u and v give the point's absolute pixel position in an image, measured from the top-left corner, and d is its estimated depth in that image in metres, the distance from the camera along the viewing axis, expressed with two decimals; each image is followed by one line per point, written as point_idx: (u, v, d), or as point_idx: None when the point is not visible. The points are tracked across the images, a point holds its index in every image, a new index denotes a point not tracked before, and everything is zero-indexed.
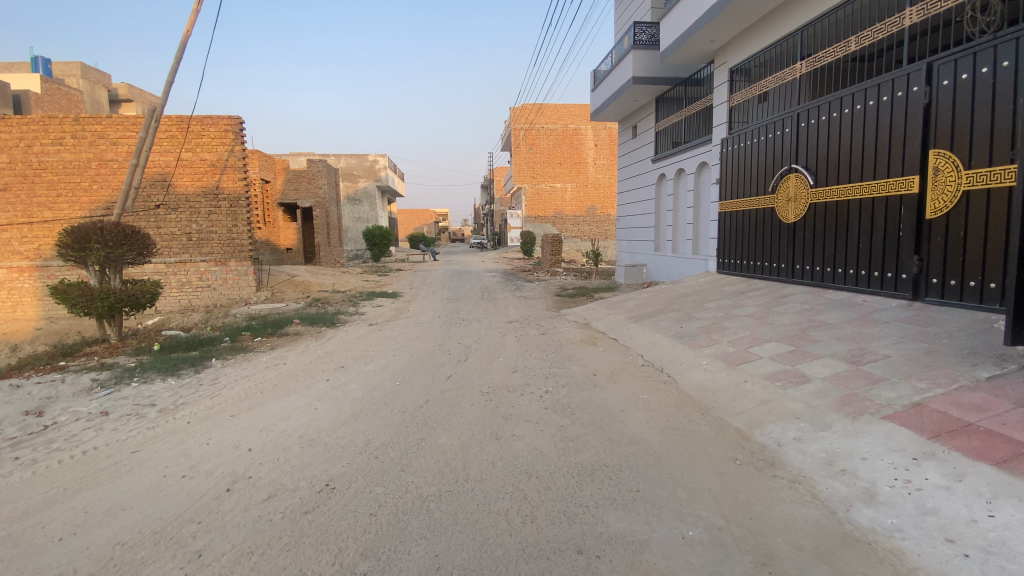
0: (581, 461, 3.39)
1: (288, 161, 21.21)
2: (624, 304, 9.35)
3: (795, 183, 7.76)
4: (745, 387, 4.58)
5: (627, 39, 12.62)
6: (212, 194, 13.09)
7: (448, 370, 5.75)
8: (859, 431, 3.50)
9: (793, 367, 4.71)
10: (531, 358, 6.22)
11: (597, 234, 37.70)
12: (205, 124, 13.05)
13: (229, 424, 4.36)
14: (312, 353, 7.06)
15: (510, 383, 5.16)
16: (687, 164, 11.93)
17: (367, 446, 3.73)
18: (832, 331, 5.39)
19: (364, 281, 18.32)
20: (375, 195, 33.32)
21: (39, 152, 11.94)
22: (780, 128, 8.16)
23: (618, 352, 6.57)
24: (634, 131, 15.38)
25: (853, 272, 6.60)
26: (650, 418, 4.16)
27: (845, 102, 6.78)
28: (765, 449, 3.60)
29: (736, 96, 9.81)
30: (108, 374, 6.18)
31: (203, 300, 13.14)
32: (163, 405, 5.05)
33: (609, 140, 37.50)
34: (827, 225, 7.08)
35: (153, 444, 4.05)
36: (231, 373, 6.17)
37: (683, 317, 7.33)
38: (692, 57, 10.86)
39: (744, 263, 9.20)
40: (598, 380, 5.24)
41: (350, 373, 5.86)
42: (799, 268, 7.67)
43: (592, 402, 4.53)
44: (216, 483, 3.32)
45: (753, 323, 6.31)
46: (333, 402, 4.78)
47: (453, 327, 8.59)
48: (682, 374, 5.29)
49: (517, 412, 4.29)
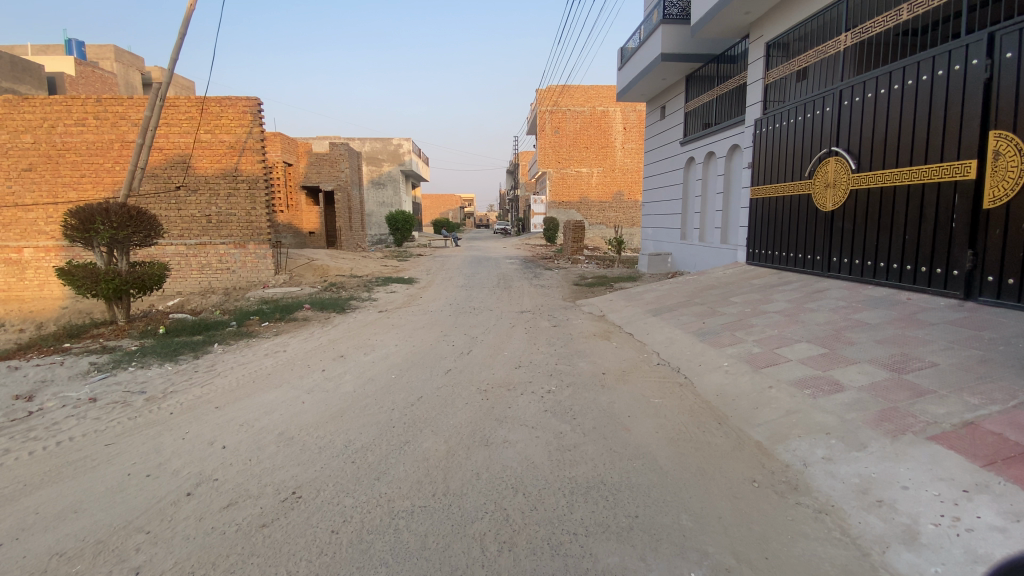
0: (573, 476, 3.02)
1: (310, 144, 21.17)
2: (644, 296, 8.86)
3: (835, 168, 7.07)
4: (769, 394, 4.11)
5: (656, 13, 11.92)
6: (230, 176, 13.03)
7: (448, 364, 5.43)
8: (901, 454, 3.01)
9: (825, 373, 4.21)
10: (537, 352, 5.86)
11: (623, 221, 36.77)
12: (224, 105, 12.96)
13: (211, 417, 4.15)
14: (314, 340, 6.85)
15: (511, 381, 4.80)
16: (718, 147, 11.22)
17: (346, 448, 3.44)
18: (871, 333, 4.83)
19: (383, 266, 18.17)
20: (400, 179, 33.17)
21: (63, 133, 12.05)
22: (820, 107, 7.45)
23: (632, 348, 6.13)
24: (662, 112, 14.63)
25: (896, 267, 5.99)
26: (659, 426, 3.76)
27: (894, 77, 6.06)
28: (788, 469, 3.16)
29: (772, 73, 9.06)
30: (107, 357, 6.10)
31: (223, 282, 13.15)
32: (152, 393, 4.90)
33: (638, 123, 36.42)
34: (869, 214, 6.41)
35: (128, 438, 3.86)
36: (229, 360, 6.00)
37: (705, 312, 6.82)
38: (725, 31, 10.10)
39: (776, 254, 8.56)
40: (606, 380, 4.84)
41: (347, 363, 5.60)
42: (835, 260, 7.03)
43: (596, 406, 4.14)
44: (178, 485, 3.09)
45: (782, 320, 5.77)
46: (321, 396, 4.52)
47: (462, 316, 8.26)
48: (699, 377, 4.83)
49: (512, 415, 3.93)
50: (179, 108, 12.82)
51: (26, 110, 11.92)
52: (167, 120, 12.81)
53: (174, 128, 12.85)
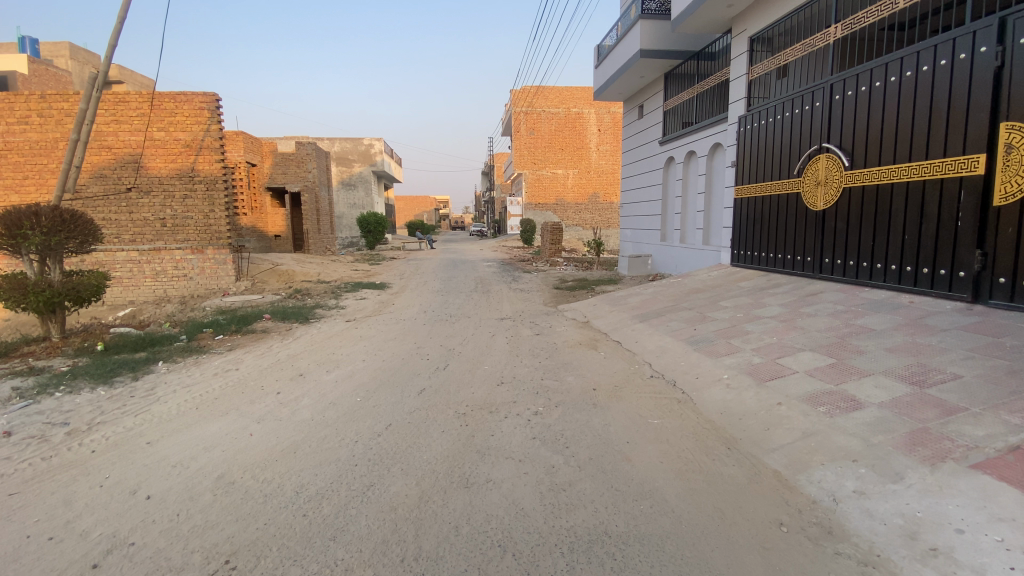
0: (572, 528, 2.52)
1: (275, 144, 20.21)
2: (628, 301, 8.44)
3: (826, 165, 6.79)
4: (779, 412, 3.69)
5: (634, 9, 11.58)
6: (187, 176, 12.15)
7: (422, 382, 4.86)
8: (945, 487, 2.62)
9: (838, 389, 3.82)
10: (520, 366, 5.36)
11: (599, 222, 36.59)
12: (179, 101, 12.07)
13: (139, 457, 3.49)
14: (273, 356, 6.19)
15: (492, 402, 4.27)
16: (699, 146, 10.95)
17: (297, 496, 2.88)
18: (878, 340, 4.49)
19: (354, 271, 17.39)
20: (372, 180, 32.20)
21: (2, 131, 10.99)
22: (809, 102, 7.18)
23: (621, 358, 5.68)
24: (640, 111, 14.33)
25: (894, 268, 5.73)
26: (661, 454, 3.31)
27: (890, 69, 5.82)
28: (817, 506, 2.74)
29: (756, 68, 8.78)
30: (32, 381, 5.23)
31: (180, 290, 12.22)
32: (76, 425, 4.16)
33: (613, 124, 36.41)
34: (864, 213, 6.14)
35: (36, 485, 3.12)
36: (172, 382, 5.28)
37: (696, 317, 6.42)
38: (707, 25, 9.81)
39: (763, 255, 8.28)
40: (596, 397, 4.37)
41: (306, 384, 4.98)
42: (827, 262, 6.76)
43: (589, 430, 3.66)
44: (84, 552, 2.46)
45: (780, 326, 5.40)
46: (273, 426, 3.91)
47: (438, 325, 7.69)
48: (699, 392, 4.39)
49: (496, 446, 3.42)
50: (129, 104, 11.88)
51: None
52: (116, 116, 11.85)
53: (124, 125, 11.89)
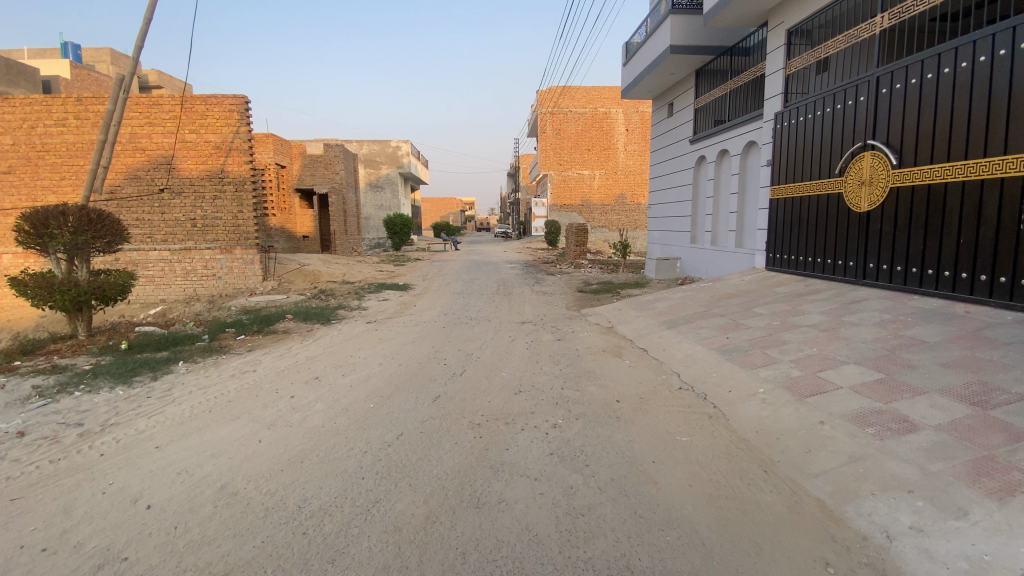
0: (590, 560, 2.29)
1: (304, 146, 20.48)
2: (655, 306, 8.12)
3: (871, 163, 6.35)
4: (822, 433, 3.37)
5: (664, 4, 11.23)
6: (217, 177, 12.35)
7: (437, 389, 4.69)
8: (1019, 528, 2.28)
9: (888, 408, 3.46)
10: (540, 373, 5.13)
11: (626, 224, 35.98)
12: (210, 104, 12.28)
13: (145, 463, 3.41)
14: (291, 358, 6.13)
15: (510, 412, 4.06)
16: (732, 144, 10.51)
17: (298, 512, 2.73)
18: (931, 354, 4.10)
19: (378, 272, 17.43)
20: (398, 182, 32.43)
21: (42, 133, 11.35)
22: (852, 96, 6.73)
23: (647, 367, 5.39)
24: (670, 109, 13.91)
25: (947, 274, 5.29)
26: (690, 476, 3.04)
27: (945, 59, 5.39)
28: (867, 544, 2.43)
29: (794, 62, 8.34)
30: (54, 380, 5.28)
31: (209, 289, 12.43)
32: (90, 426, 4.14)
33: (641, 125, 35.79)
34: (914, 215, 5.69)
35: (40, 491, 3.07)
36: (189, 383, 5.24)
37: (728, 325, 6.08)
38: (741, 19, 9.42)
39: (800, 259, 7.84)
40: (620, 410, 4.11)
41: (321, 387, 4.87)
42: (872, 267, 6.31)
43: (612, 447, 3.41)
44: (75, 567, 2.36)
45: (820, 336, 5.03)
46: (283, 433, 3.79)
47: (458, 328, 7.52)
48: (731, 407, 4.08)
49: (511, 462, 3.20)
50: (162, 107, 12.13)
51: (4, 110, 11.24)
52: (150, 119, 12.11)
53: (157, 128, 12.15)
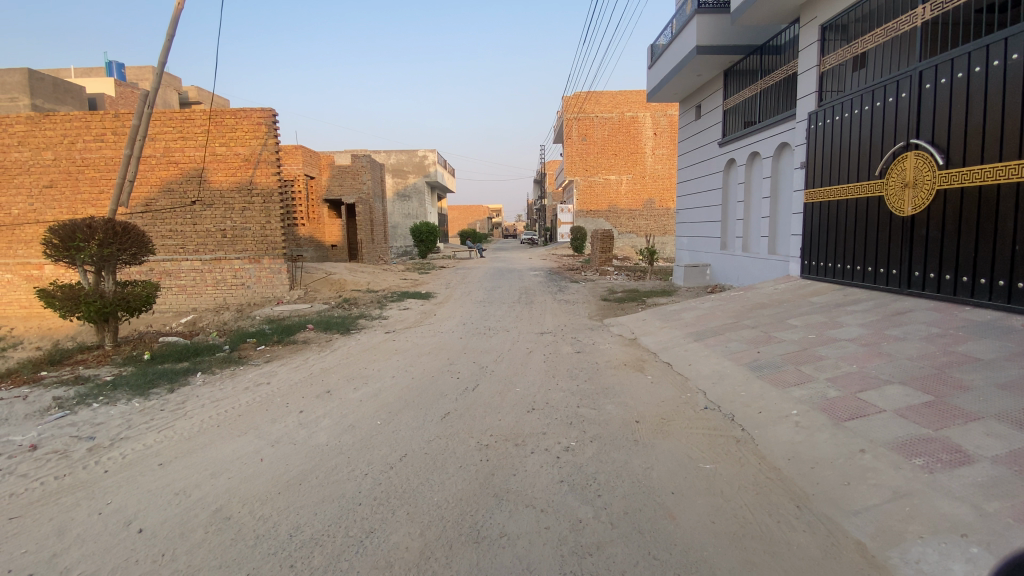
0: None
1: (332, 157, 20.86)
2: (682, 316, 7.78)
3: (915, 164, 5.90)
4: (863, 463, 3.04)
5: (689, 4, 10.92)
6: (246, 189, 12.58)
7: (447, 405, 4.51)
8: None
9: (938, 435, 3.11)
10: (557, 389, 4.90)
11: (655, 229, 35.28)
12: (239, 117, 12.52)
13: (146, 482, 3.35)
14: (306, 369, 6.08)
15: (521, 432, 3.85)
16: (763, 146, 10.07)
17: (288, 541, 2.58)
18: (987, 374, 3.68)
19: (403, 280, 17.48)
20: (425, 191, 32.67)
21: (82, 149, 11.81)
22: (891, 93, 6.30)
23: (671, 384, 5.09)
24: (698, 112, 13.50)
25: (1003, 284, 4.84)
26: (711, 511, 2.77)
27: (995, 51, 4.97)
28: None
29: (828, 59, 7.92)
30: (75, 391, 5.35)
31: (238, 298, 12.67)
32: (100, 440, 4.13)
33: (670, 128, 35.16)
34: (964, 220, 5.23)
35: (41, 510, 3.05)
36: (203, 395, 5.23)
37: (759, 338, 5.71)
38: (770, 16, 9.03)
39: (838, 267, 7.39)
40: (639, 431, 3.85)
41: (331, 402, 4.77)
42: (917, 275, 5.85)
43: (628, 475, 3.16)
44: None
45: (860, 352, 4.63)
46: (286, 451, 3.68)
47: (476, 339, 7.35)
48: (761, 430, 3.77)
49: (516, 489, 2.99)
50: (194, 121, 12.43)
51: (46, 126, 11.73)
52: (182, 133, 12.42)
53: (188, 141, 12.45)
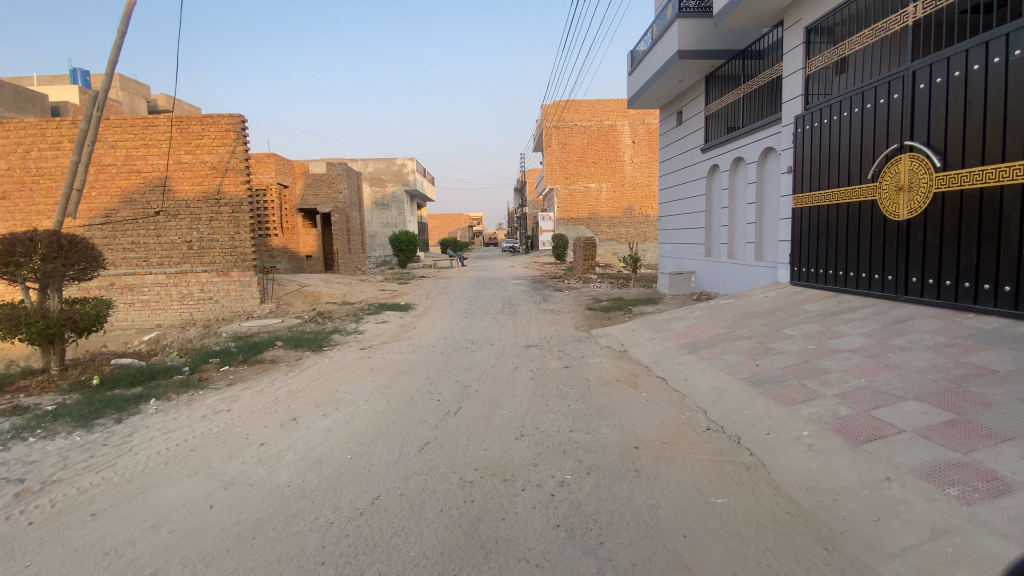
0: None
1: (306, 165, 20.19)
2: (672, 326, 7.48)
3: (909, 167, 5.71)
4: (892, 494, 2.73)
5: (670, 9, 10.76)
6: (213, 199, 11.97)
7: (426, 433, 4.09)
8: None
9: (969, 460, 2.82)
10: (546, 411, 4.52)
11: (635, 236, 35.33)
12: (206, 124, 11.94)
13: (73, 538, 2.85)
14: (273, 393, 5.57)
15: (510, 464, 3.46)
16: (748, 151, 9.92)
17: None
18: (1007, 388, 3.43)
19: (381, 291, 16.94)
20: (404, 200, 32.05)
21: (36, 158, 11.08)
22: (882, 95, 6.14)
23: (668, 402, 4.75)
24: (680, 117, 13.38)
25: (1008, 290, 4.64)
26: (731, 558, 2.41)
27: (994, 48, 4.80)
28: None
29: (813, 61, 7.78)
30: (9, 424, 4.76)
31: (205, 313, 12.00)
32: (29, 484, 3.59)
33: (648, 136, 35.38)
34: (964, 223, 5.04)
35: None
36: (154, 426, 4.69)
37: (756, 349, 5.42)
38: (753, 19, 8.91)
39: (830, 273, 7.18)
40: (640, 460, 3.49)
41: (297, 432, 4.30)
42: (915, 282, 5.65)
43: (633, 515, 2.78)
44: None
45: (866, 364, 4.36)
46: (242, 494, 3.21)
47: (457, 355, 6.93)
48: (771, 455, 3.45)
49: (506, 539, 2.59)
50: (158, 128, 11.80)
51: None
52: (145, 140, 11.76)
53: (152, 149, 11.79)
